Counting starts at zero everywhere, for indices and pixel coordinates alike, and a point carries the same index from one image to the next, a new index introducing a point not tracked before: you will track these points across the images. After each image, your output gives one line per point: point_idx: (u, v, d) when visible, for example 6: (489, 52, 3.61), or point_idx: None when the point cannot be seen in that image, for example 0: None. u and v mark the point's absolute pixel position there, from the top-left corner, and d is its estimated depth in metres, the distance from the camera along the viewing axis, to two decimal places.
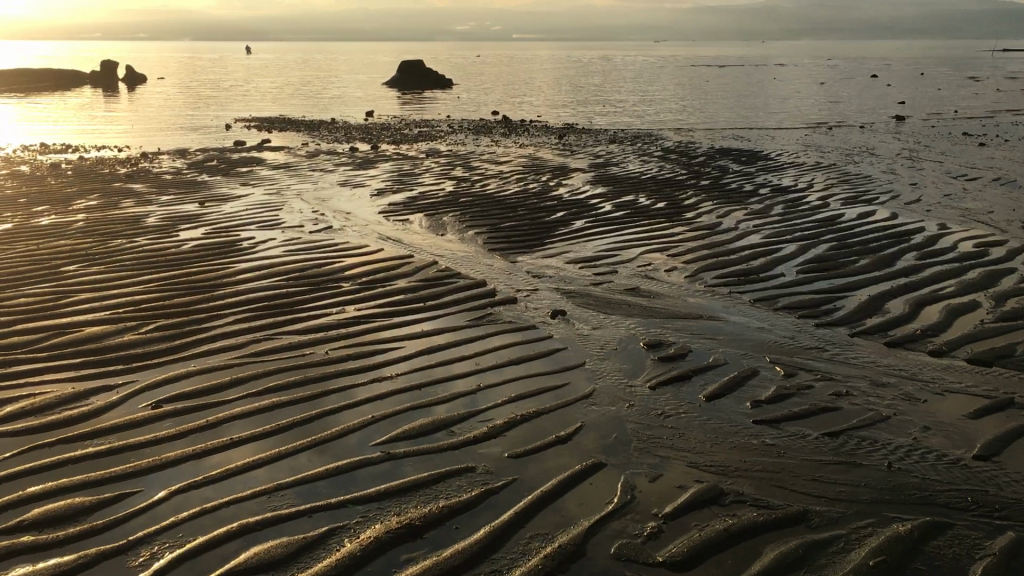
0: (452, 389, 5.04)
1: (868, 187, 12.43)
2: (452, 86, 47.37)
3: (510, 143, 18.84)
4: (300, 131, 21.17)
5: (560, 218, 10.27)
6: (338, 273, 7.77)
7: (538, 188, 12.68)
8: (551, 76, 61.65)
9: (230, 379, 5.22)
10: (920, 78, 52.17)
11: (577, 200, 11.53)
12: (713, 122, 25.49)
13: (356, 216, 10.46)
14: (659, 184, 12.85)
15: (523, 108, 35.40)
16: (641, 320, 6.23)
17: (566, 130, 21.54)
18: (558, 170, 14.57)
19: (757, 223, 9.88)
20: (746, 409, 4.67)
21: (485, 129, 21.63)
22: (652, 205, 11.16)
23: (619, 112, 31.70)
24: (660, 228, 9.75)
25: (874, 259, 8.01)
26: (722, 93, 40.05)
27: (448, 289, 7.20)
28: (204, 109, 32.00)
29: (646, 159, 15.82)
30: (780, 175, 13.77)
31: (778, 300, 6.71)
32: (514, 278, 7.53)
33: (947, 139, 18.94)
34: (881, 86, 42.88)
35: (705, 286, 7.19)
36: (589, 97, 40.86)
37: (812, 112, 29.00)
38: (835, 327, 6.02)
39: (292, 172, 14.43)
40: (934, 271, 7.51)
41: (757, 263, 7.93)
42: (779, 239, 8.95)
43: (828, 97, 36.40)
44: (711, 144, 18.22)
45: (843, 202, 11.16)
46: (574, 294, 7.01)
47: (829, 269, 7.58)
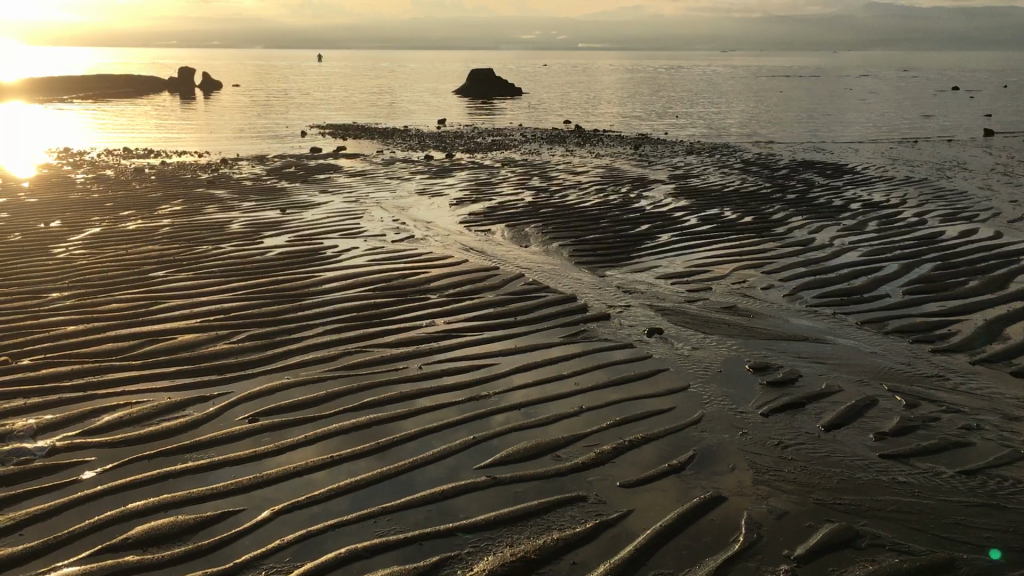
0: (554, 409, 4.84)
1: (965, 204, 11.93)
2: (521, 95, 47.36)
3: (586, 152, 18.64)
4: (375, 139, 21.27)
5: (645, 231, 10.04)
6: (424, 284, 7.65)
7: (618, 199, 12.46)
8: (620, 85, 61.23)
9: (326, 393, 5.10)
10: (1003, 90, 50.58)
11: (660, 213, 11.27)
12: (791, 134, 24.96)
13: (437, 225, 10.36)
14: (744, 197, 12.52)
15: (594, 117, 35.20)
16: (743, 341, 5.97)
17: (642, 140, 21.27)
18: (637, 181, 14.33)
19: (852, 240, 9.52)
20: (870, 441, 4.39)
21: (559, 139, 21.50)
22: (738, 219, 10.85)
23: (692, 122, 31.30)
24: (750, 243, 9.45)
25: (983, 281, 7.62)
26: (797, 104, 39.31)
27: (537, 304, 7.01)
28: (279, 116, 32.48)
29: (726, 171, 15.49)
30: (869, 189, 13.32)
31: (887, 322, 6.38)
32: (605, 293, 7.32)
33: None
34: (962, 98, 41.62)
35: (807, 305, 6.89)
36: (660, 106, 40.49)
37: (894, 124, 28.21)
38: (954, 354, 5.68)
39: (369, 180, 14.44)
40: None
41: (858, 282, 7.60)
42: (879, 258, 8.59)
43: (908, 108, 35.47)
44: (792, 156, 17.79)
45: (941, 219, 10.71)
46: (669, 311, 6.77)
47: (937, 292, 7.22)
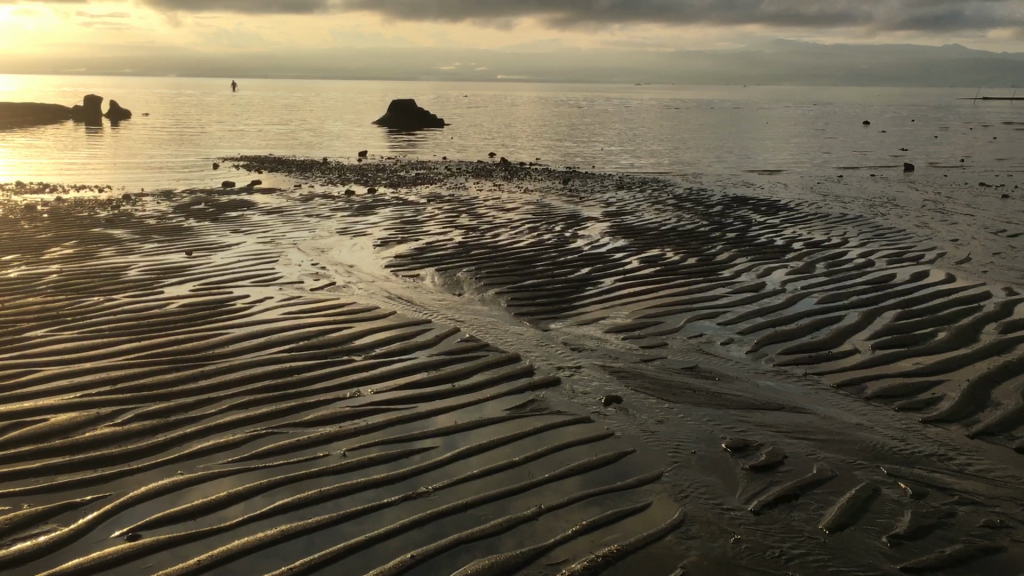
0: (509, 510, 4.05)
1: (907, 242, 11.60)
2: (443, 126, 46.61)
3: (514, 187, 17.98)
4: (291, 172, 20.21)
5: (585, 276, 9.35)
6: (346, 343, 6.78)
7: (553, 239, 11.76)
8: (541, 116, 61.02)
9: (229, 494, 4.18)
10: (912, 124, 51.95)
11: (599, 255, 10.59)
12: (718, 168, 24.76)
13: (361, 270, 9.49)
14: (683, 236, 11.97)
15: (518, 149, 34.61)
16: (713, 413, 5.29)
17: (570, 174, 20.72)
18: (570, 218, 13.69)
19: (804, 285, 8.99)
20: (885, 547, 3.72)
21: (486, 173, 20.78)
22: (681, 261, 10.27)
23: (617, 155, 30.94)
24: (699, 289, 8.83)
25: (952, 331, 7.12)
26: (718, 138, 39.47)
27: (477, 367, 6.22)
28: (189, 147, 30.99)
29: (660, 208, 15.00)
30: (808, 227, 12.93)
31: (866, 384, 5.79)
32: (551, 352, 6.59)
33: (968, 190, 18.20)
34: (877, 133, 42.45)
35: (774, 363, 6.27)
36: (583, 139, 40.23)
37: (816, 158, 28.33)
38: (947, 424, 5.10)
39: (285, 218, 13.45)
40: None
41: (822, 335, 7.02)
42: (836, 305, 8.06)
43: (828, 143, 35.84)
44: (724, 192, 17.43)
45: (888, 260, 10.31)
46: (626, 372, 6.06)
47: (908, 346, 6.69)
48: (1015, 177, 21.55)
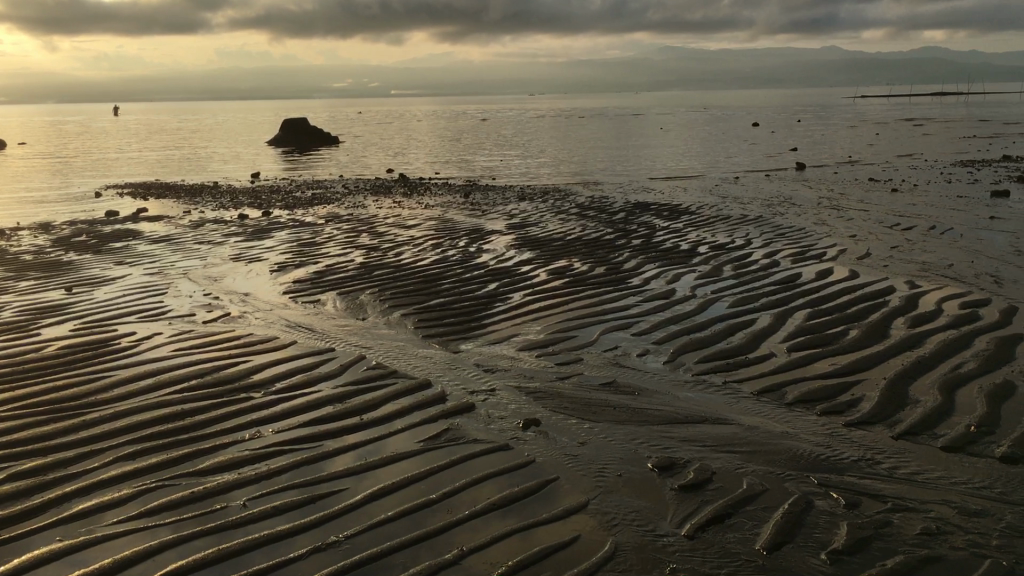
0: (428, 556, 3.74)
1: (807, 240, 11.75)
2: (337, 144, 45.86)
3: (414, 203, 17.64)
4: (181, 198, 19.41)
5: (493, 292, 9.10)
6: (244, 378, 6.35)
7: (458, 255, 11.47)
8: (437, 131, 60.78)
9: (117, 560, 3.76)
10: (798, 124, 53.55)
11: (506, 269, 10.35)
12: (617, 174, 24.92)
13: (257, 298, 9.03)
14: (588, 246, 11.85)
15: (416, 164, 34.20)
16: (635, 431, 5.08)
17: (470, 187, 20.48)
18: (474, 232, 13.45)
19: (713, 289, 8.94)
20: (825, 564, 3.56)
21: (384, 189, 20.39)
22: (589, 271, 10.14)
23: (517, 166, 30.87)
24: (610, 300, 8.67)
25: (863, 329, 7.12)
26: (614, 145, 39.84)
27: (386, 396, 5.88)
28: (70, 177, 29.58)
29: (563, 217, 14.90)
30: (711, 230, 12.98)
31: (786, 389, 5.68)
32: (463, 374, 6.30)
33: (859, 186, 18.67)
34: (766, 134, 43.55)
35: (692, 373, 6.12)
36: (481, 151, 40.10)
37: (712, 161, 28.81)
38: (871, 426, 5.01)
39: (175, 246, 12.81)
40: (938, 342, 6.66)
41: (737, 340, 6.91)
42: (747, 308, 8.02)
43: (721, 145, 36.56)
44: (624, 198, 17.47)
45: (791, 259, 10.38)
46: (542, 393, 5.81)
47: (822, 346, 6.64)
48: (901, 171, 22.27)
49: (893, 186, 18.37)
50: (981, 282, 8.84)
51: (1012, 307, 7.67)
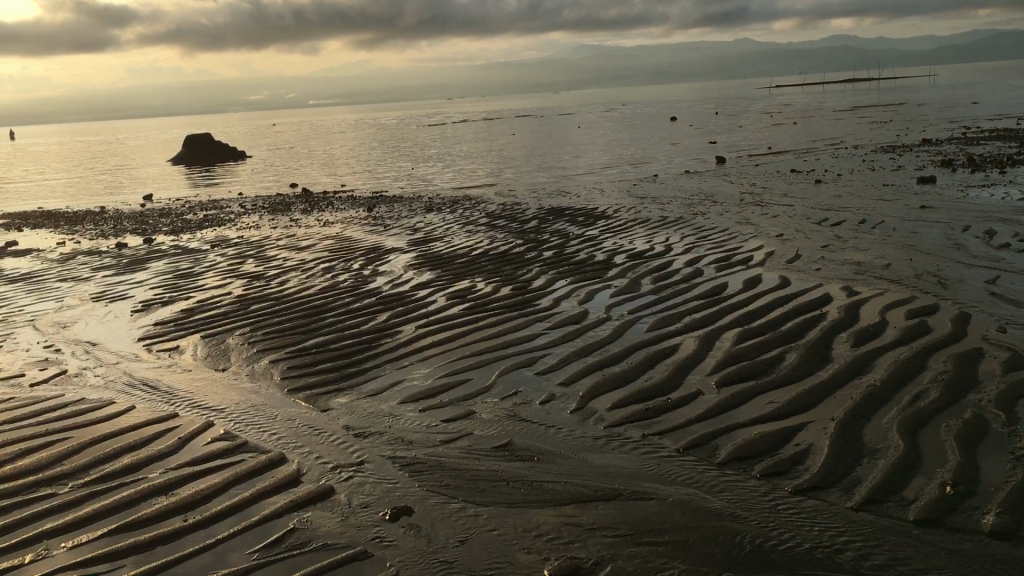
0: None
1: (730, 243, 10.86)
2: (245, 159, 44.03)
3: (313, 220, 16.34)
4: (58, 227, 17.76)
5: (382, 325, 7.95)
6: (52, 461, 5.03)
7: (350, 281, 10.27)
8: (353, 140, 59.18)
9: None
10: (715, 117, 53.33)
11: (400, 296, 9.18)
12: (533, 178, 23.94)
13: (106, 349, 7.71)
14: (495, 261, 10.77)
15: (325, 176, 32.73)
16: (534, 519, 3.97)
17: (377, 200, 19.25)
18: (372, 251, 12.27)
19: (632, 309, 7.90)
20: None
21: (284, 207, 19.03)
22: (493, 293, 9.06)
23: (430, 173, 29.67)
24: (514, 329, 7.57)
25: (800, 352, 6.17)
26: (532, 147, 38.86)
27: (227, 479, 4.63)
28: None
29: (471, 229, 13.80)
30: (629, 236, 11.99)
31: (716, 442, 4.65)
32: (329, 442, 5.14)
33: (781, 179, 17.95)
34: (684, 129, 43.06)
35: (607, 426, 5.06)
36: (394, 159, 38.76)
37: (631, 159, 28.01)
38: (823, 491, 4.02)
39: (31, 285, 11.34)
40: (888, 365, 5.73)
41: (658, 375, 5.88)
42: (668, 331, 7.02)
43: (639, 142, 35.87)
44: (538, 204, 16.45)
45: (716, 266, 9.46)
46: (420, 465, 4.69)
47: (757, 378, 5.66)
48: (823, 160, 21.72)
49: (816, 177, 17.69)
50: (922, 283, 8.01)
51: (963, 314, 6.81)
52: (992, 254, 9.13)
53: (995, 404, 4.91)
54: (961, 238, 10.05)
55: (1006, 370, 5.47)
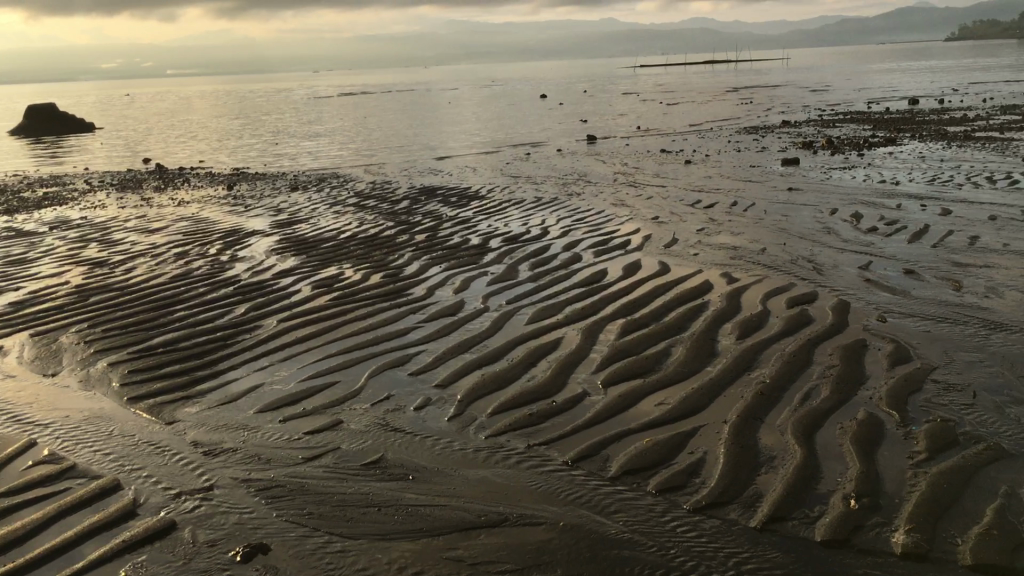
0: None
1: (606, 226, 10.61)
2: (94, 130, 41.38)
3: (166, 199, 15.25)
4: None
5: (240, 318, 7.28)
6: None
7: (205, 268, 9.48)
8: (213, 112, 56.75)
9: None
10: (582, 95, 53.59)
11: (260, 285, 8.49)
12: (403, 155, 23.26)
13: None
14: (363, 246, 10.18)
15: (182, 151, 30.98)
16: (410, 553, 3.52)
17: (237, 178, 18.21)
18: (230, 234, 11.45)
19: (509, 298, 7.51)
20: None
21: (134, 184, 17.75)
22: (362, 280, 8.50)
23: (294, 149, 28.49)
24: (384, 322, 7.04)
25: (686, 345, 5.91)
26: (402, 123, 38.02)
27: (47, 514, 3.96)
28: None
29: (338, 210, 13.12)
30: (503, 218, 11.59)
31: (606, 453, 4.30)
32: (174, 463, 4.52)
33: (652, 158, 17.95)
34: (554, 106, 43.07)
35: (488, 435, 4.63)
36: (257, 134, 37.15)
37: (502, 137, 27.66)
38: (724, 507, 3.72)
39: None
40: (775, 359, 5.53)
41: (540, 374, 5.49)
42: (549, 323, 6.66)
43: (510, 120, 35.58)
44: (408, 183, 15.86)
45: (593, 251, 9.18)
46: (278, 491, 4.14)
47: (645, 376, 5.36)
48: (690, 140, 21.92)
49: (686, 157, 17.76)
50: (800, 269, 7.93)
51: (843, 303, 6.72)
52: (862, 238, 9.19)
53: (887, 401, 4.75)
54: (831, 222, 10.12)
55: (894, 362, 5.34)
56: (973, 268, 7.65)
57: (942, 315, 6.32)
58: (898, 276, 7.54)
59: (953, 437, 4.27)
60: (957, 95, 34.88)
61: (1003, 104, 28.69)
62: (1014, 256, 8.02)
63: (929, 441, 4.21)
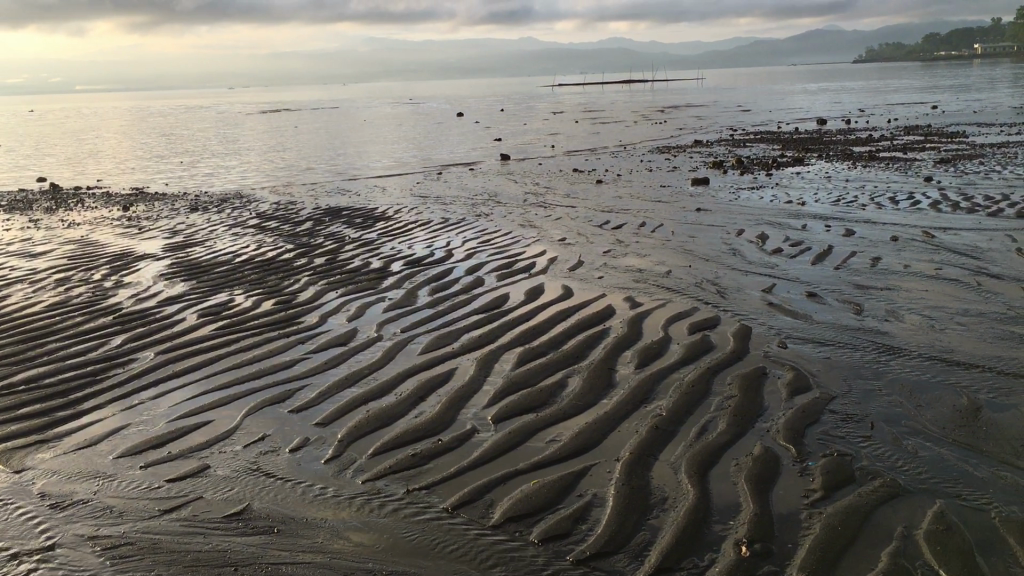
0: None
1: (512, 248, 10.38)
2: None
3: (56, 221, 14.50)
4: None
5: (115, 349, 6.80)
6: None
7: (85, 295, 8.91)
8: (120, 129, 54.99)
9: None
10: (499, 114, 53.61)
11: (141, 314, 7.98)
12: (313, 175, 22.75)
13: None
14: (259, 270, 9.74)
15: (83, 170, 29.84)
16: None
17: (135, 198, 17.48)
18: (119, 258, 10.88)
19: (406, 325, 7.20)
20: None
21: (24, 205, 16.88)
22: (253, 307, 8.08)
23: (201, 168, 27.68)
24: (270, 352, 6.65)
25: (584, 375, 5.68)
26: (315, 142, 37.37)
27: None
28: None
29: (236, 231, 12.63)
30: (408, 240, 11.26)
31: (490, 498, 4.02)
32: (15, 518, 4.08)
33: (564, 178, 17.85)
34: (472, 125, 42.92)
35: (365, 479, 4.30)
36: (164, 152, 36.07)
37: (417, 156, 27.35)
38: (610, 556, 3.48)
39: None
40: (674, 389, 5.34)
41: (429, 410, 5.19)
42: (444, 352, 6.37)
43: (426, 139, 35.28)
44: (313, 203, 15.41)
45: (496, 275, 8.93)
46: (127, 550, 3.74)
47: (538, 410, 5.11)
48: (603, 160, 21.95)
49: (597, 177, 17.71)
50: (704, 292, 7.81)
51: (745, 329, 6.59)
52: (767, 259, 9.15)
53: (784, 434, 4.59)
54: (737, 243, 10.07)
55: (792, 392, 5.20)
56: (873, 291, 7.63)
57: (843, 340, 6.24)
58: (800, 299, 7.47)
59: (849, 472, 4.12)
60: (862, 116, 35.92)
61: (906, 125, 29.55)
62: (914, 278, 8.04)
63: (825, 478, 4.05)
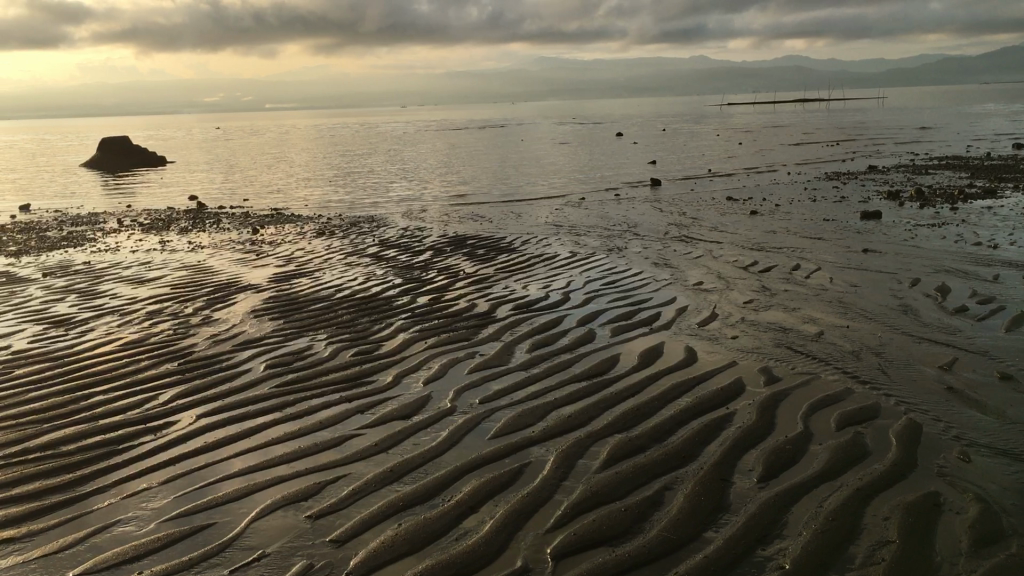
0: None
1: (638, 292, 9.08)
2: (163, 164, 41.67)
3: (183, 243, 14.26)
4: None
5: (159, 408, 5.98)
6: None
7: (167, 332, 8.28)
8: (288, 147, 56.91)
9: None
10: (659, 136, 51.75)
11: (210, 360, 7.23)
12: (454, 198, 22.04)
13: None
14: (355, 309, 8.88)
15: (240, 186, 30.39)
16: None
17: (269, 219, 17.20)
18: (222, 288, 10.31)
19: (489, 392, 6.08)
20: None
21: (164, 224, 16.90)
22: (330, 357, 7.15)
23: (349, 188, 27.58)
24: (324, 419, 5.67)
25: (689, 488, 4.35)
26: (470, 162, 36.91)
27: None
28: None
29: (352, 260, 11.90)
30: (525, 278, 10.15)
31: None
32: None
33: (714, 207, 16.33)
34: (630, 146, 41.45)
35: None
36: (322, 170, 36.52)
37: (566, 179, 26.26)
38: None
39: None
40: (809, 522, 3.92)
41: (474, 530, 4.01)
42: (519, 438, 5.17)
43: (581, 160, 34.20)
44: (441, 230, 14.56)
45: (612, 327, 7.67)
46: None
47: (616, 543, 3.83)
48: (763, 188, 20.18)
49: (753, 207, 16.07)
50: (863, 366, 6.28)
51: (915, 427, 5.06)
52: (945, 321, 7.48)
53: None
54: (909, 297, 8.39)
55: (976, 544, 3.69)
56: None
57: None
58: (991, 383, 5.83)
59: None
60: None
61: None
62: None
63: None
